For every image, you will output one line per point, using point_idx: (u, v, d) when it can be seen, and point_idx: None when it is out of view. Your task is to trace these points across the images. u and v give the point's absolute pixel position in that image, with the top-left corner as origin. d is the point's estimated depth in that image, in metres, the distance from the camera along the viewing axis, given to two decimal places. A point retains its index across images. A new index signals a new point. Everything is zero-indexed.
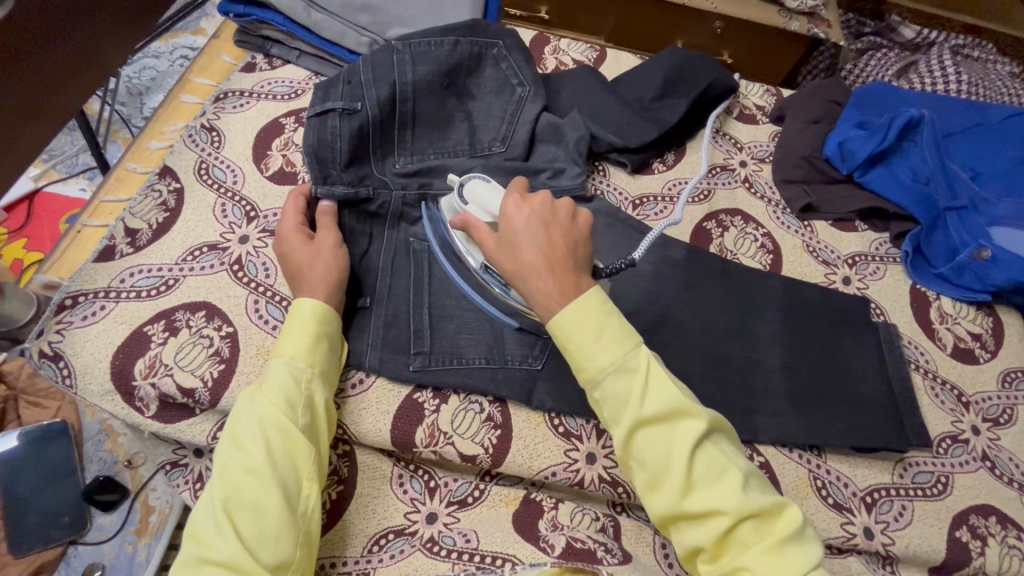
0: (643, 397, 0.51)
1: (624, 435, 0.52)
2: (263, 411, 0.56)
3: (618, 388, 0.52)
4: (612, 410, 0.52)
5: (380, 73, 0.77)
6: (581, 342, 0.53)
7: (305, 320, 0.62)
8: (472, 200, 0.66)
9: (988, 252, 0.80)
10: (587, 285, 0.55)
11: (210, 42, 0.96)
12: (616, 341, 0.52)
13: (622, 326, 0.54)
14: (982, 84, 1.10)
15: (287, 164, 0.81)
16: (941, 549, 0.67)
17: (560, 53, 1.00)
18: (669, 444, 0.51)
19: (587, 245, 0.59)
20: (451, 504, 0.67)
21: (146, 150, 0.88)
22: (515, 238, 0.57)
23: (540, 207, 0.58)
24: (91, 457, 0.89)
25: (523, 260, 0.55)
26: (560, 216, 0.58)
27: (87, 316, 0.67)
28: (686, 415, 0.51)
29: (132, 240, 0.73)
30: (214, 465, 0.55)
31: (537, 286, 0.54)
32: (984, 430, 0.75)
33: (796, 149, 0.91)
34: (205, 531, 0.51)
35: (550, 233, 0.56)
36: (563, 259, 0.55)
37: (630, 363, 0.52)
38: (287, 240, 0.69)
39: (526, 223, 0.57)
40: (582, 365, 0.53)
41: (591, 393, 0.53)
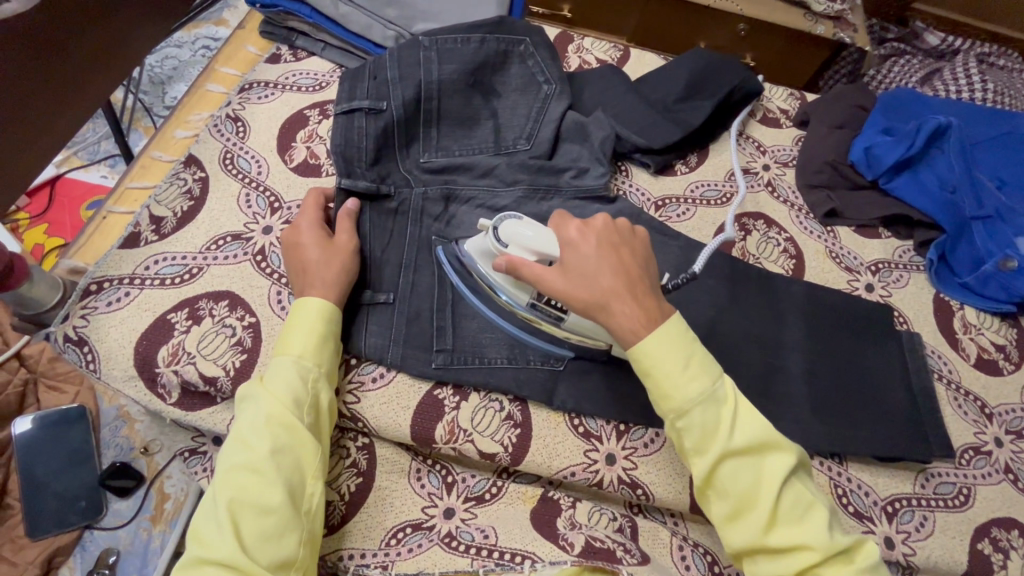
0: (732, 429, 0.52)
1: (708, 465, 0.52)
2: (268, 409, 0.56)
3: (706, 418, 0.52)
4: (696, 440, 0.52)
5: (406, 71, 0.78)
6: (670, 372, 0.53)
7: (312, 319, 0.62)
8: (511, 242, 0.61)
9: (1014, 262, 0.79)
10: (665, 308, 0.56)
11: (236, 32, 0.96)
12: (703, 371, 0.53)
13: (705, 356, 0.54)
14: (1008, 92, 1.09)
15: (312, 156, 0.81)
16: (962, 561, 0.66)
17: (584, 51, 1.00)
18: (755, 476, 0.52)
19: (651, 265, 0.60)
20: (469, 499, 0.67)
21: (171, 139, 0.88)
22: (587, 266, 0.56)
23: (606, 231, 0.58)
24: (108, 443, 0.89)
25: (602, 287, 0.55)
26: (624, 234, 0.59)
27: (111, 302, 0.67)
28: (772, 448, 0.52)
29: (157, 227, 0.73)
30: (217, 463, 0.55)
31: (620, 312, 0.54)
32: (1007, 443, 0.74)
33: (821, 153, 0.90)
34: (208, 529, 0.51)
35: (621, 256, 0.57)
36: (639, 281, 0.56)
37: (716, 393, 0.53)
38: (300, 238, 0.69)
39: (597, 250, 0.57)
40: (667, 396, 0.53)
41: (673, 422, 0.53)
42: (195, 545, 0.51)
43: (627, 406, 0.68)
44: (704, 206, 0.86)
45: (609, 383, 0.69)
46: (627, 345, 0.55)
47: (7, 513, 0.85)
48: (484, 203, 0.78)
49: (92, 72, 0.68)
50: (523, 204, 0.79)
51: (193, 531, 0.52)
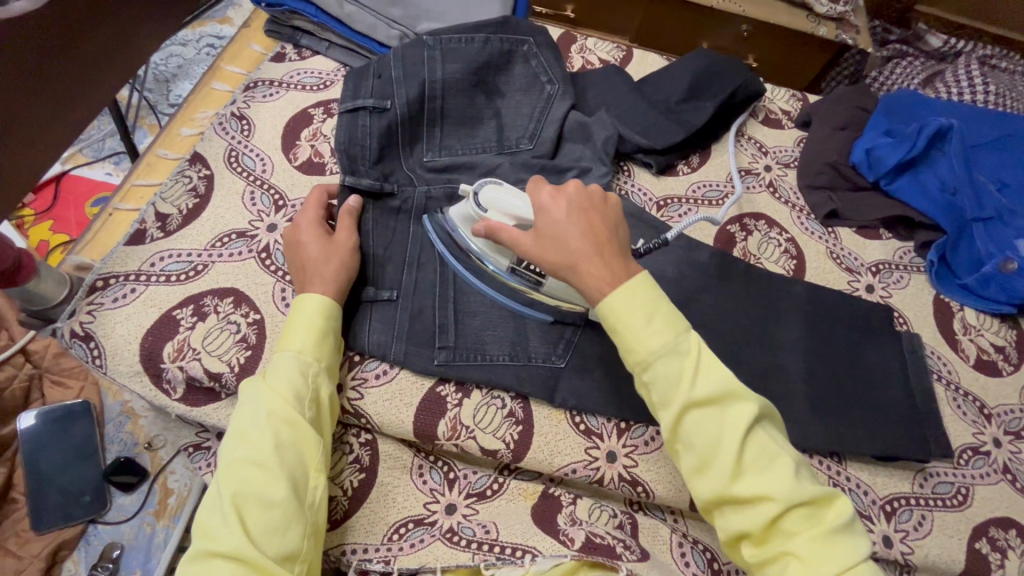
0: (695, 380, 0.52)
1: (673, 419, 0.52)
2: (269, 404, 0.57)
3: (670, 370, 0.52)
4: (662, 393, 0.53)
5: (411, 70, 0.79)
6: (633, 325, 0.53)
7: (312, 315, 0.63)
8: (490, 206, 0.64)
9: (1014, 265, 0.80)
10: (633, 268, 0.56)
11: (241, 31, 0.97)
12: (666, 324, 0.53)
13: (672, 310, 0.54)
14: (1010, 94, 1.09)
15: (316, 154, 0.81)
16: (960, 560, 0.67)
17: (587, 52, 1.00)
18: (719, 427, 0.51)
19: (624, 228, 0.60)
20: (470, 496, 0.67)
21: (177, 137, 0.88)
22: (557, 231, 0.57)
23: (578, 196, 0.59)
24: (112, 438, 0.90)
25: (568, 247, 0.56)
26: (596, 200, 0.59)
27: (118, 298, 0.68)
28: (736, 399, 0.52)
29: (163, 224, 0.73)
30: (220, 457, 0.55)
31: (587, 271, 0.55)
32: (1006, 443, 0.75)
33: (823, 154, 0.91)
34: (213, 523, 0.52)
35: (591, 220, 0.58)
36: (608, 243, 0.56)
37: (680, 346, 0.53)
38: (300, 235, 0.69)
39: (566, 215, 0.57)
40: (633, 350, 0.53)
41: (641, 376, 0.54)
42: (201, 538, 0.52)
43: (628, 405, 0.69)
44: (706, 207, 0.87)
45: (610, 381, 0.70)
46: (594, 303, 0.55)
47: (12, 508, 0.85)
48: None
49: (99, 69, 0.69)
50: None
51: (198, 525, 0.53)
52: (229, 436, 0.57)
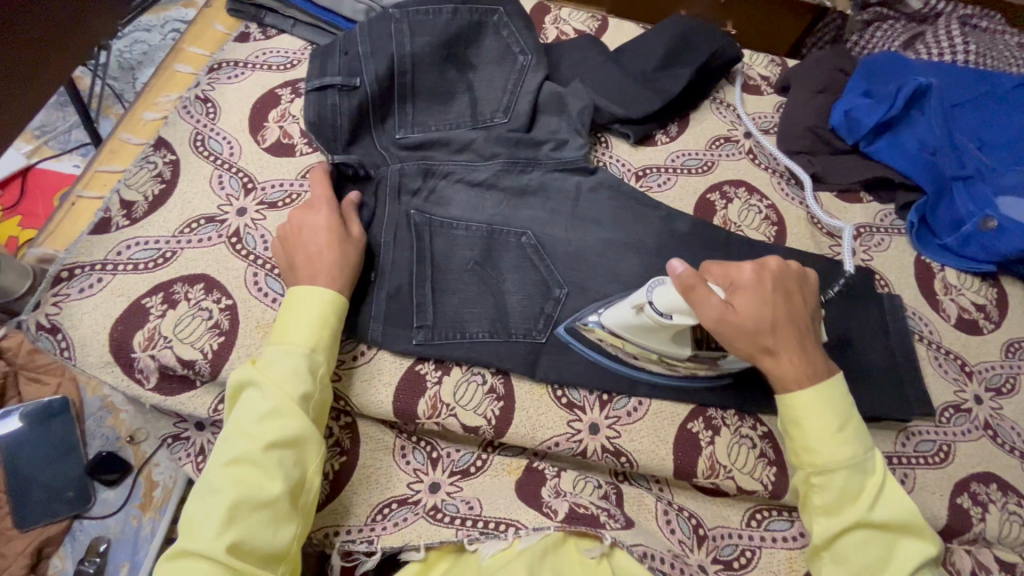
0: (874, 501, 0.54)
1: (839, 527, 0.55)
2: (275, 402, 0.55)
3: (847, 482, 0.55)
4: (830, 500, 0.55)
5: (378, 44, 0.77)
6: (819, 433, 0.56)
7: (317, 310, 0.61)
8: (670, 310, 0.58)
9: (994, 223, 0.80)
10: (828, 361, 0.59)
11: (203, 12, 0.93)
12: (855, 438, 0.56)
13: (860, 424, 0.57)
14: (990, 54, 1.04)
15: (284, 135, 0.79)
16: (942, 515, 0.67)
17: (561, 23, 0.98)
18: (886, 553, 0.54)
19: (813, 311, 0.62)
20: (454, 474, 0.67)
21: (140, 121, 0.85)
22: (771, 317, 0.57)
23: (779, 274, 0.60)
24: (93, 433, 0.89)
25: (777, 334, 0.57)
26: (795, 282, 0.60)
27: (84, 289, 0.66)
28: (911, 533, 0.54)
29: (128, 212, 0.72)
30: (219, 452, 0.54)
31: (790, 363, 0.58)
32: (986, 400, 0.75)
33: (802, 119, 0.89)
34: (200, 519, 0.51)
35: (791, 304, 0.59)
36: (807, 332, 0.59)
37: (864, 463, 0.55)
38: (306, 220, 0.66)
39: (774, 299, 0.58)
40: (813, 449, 0.56)
41: (808, 477, 0.57)
42: (188, 531, 0.51)
43: (609, 375, 0.68)
44: (685, 175, 0.86)
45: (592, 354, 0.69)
46: (784, 390, 0.58)
47: None
48: (463, 177, 0.77)
49: (50, 55, 0.67)
50: (502, 177, 0.77)
51: (187, 515, 0.52)
52: (228, 430, 0.55)
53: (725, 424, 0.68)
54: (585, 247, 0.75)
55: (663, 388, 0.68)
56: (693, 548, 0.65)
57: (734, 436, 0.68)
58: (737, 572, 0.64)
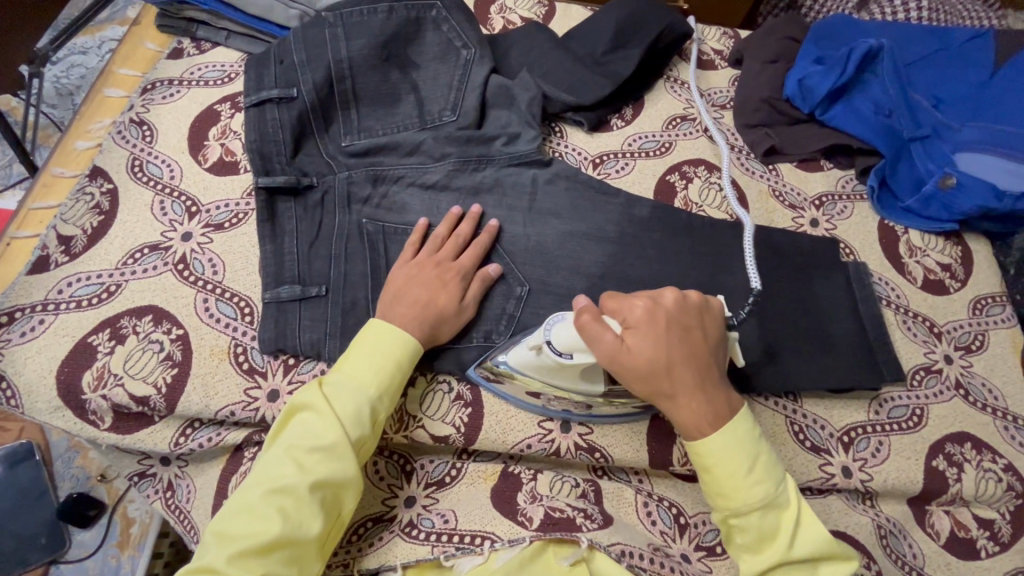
0: (793, 536, 0.53)
1: (761, 567, 0.53)
2: (332, 440, 0.55)
3: (764, 522, 0.54)
4: (750, 541, 0.54)
5: (313, 52, 0.75)
6: (731, 476, 0.54)
7: (392, 356, 0.60)
8: (572, 350, 0.57)
9: (953, 180, 0.79)
10: (730, 397, 0.57)
11: (131, 29, 0.89)
12: (767, 475, 0.54)
13: (770, 457, 0.55)
14: (943, 8, 1.02)
15: (226, 153, 0.76)
16: (919, 479, 0.68)
17: (507, 11, 0.95)
18: None
19: (721, 345, 0.59)
20: (429, 486, 0.65)
21: (71, 151, 0.81)
22: (664, 358, 0.55)
23: (676, 310, 0.56)
24: (63, 476, 0.94)
25: (672, 376, 0.55)
26: (695, 314, 0.57)
27: (26, 332, 0.64)
28: (831, 559, 0.54)
29: (67, 247, 0.69)
30: (268, 472, 0.54)
31: (688, 407, 0.55)
32: (956, 359, 0.75)
33: (756, 91, 0.88)
34: (233, 537, 0.51)
35: (691, 340, 0.56)
36: (708, 368, 0.56)
37: (779, 499, 0.54)
38: (446, 262, 0.67)
39: (667, 337, 0.55)
40: (727, 494, 0.54)
41: (727, 518, 0.55)
42: (220, 544, 0.51)
43: None
44: (643, 159, 0.84)
45: None
46: (688, 435, 0.56)
47: None
48: (415, 180, 0.75)
49: None
50: (454, 177, 0.75)
51: (220, 524, 0.52)
52: (281, 451, 0.56)
53: None
54: (545, 241, 0.73)
55: None
56: (675, 539, 0.64)
57: None
58: (719, 558, 0.63)
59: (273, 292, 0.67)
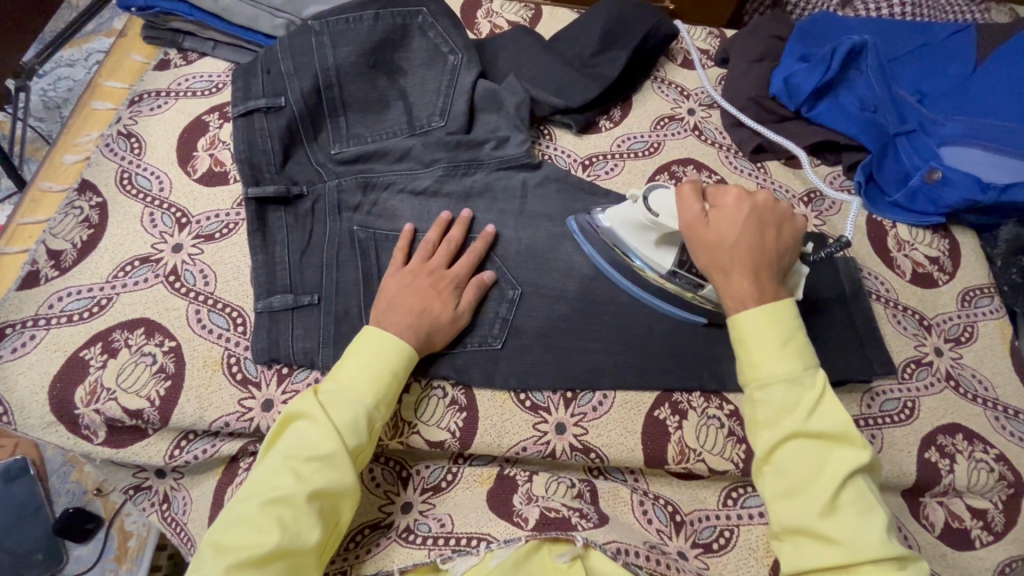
0: (811, 412, 0.52)
1: (775, 439, 0.52)
2: (329, 449, 0.55)
3: (784, 396, 0.53)
4: (769, 414, 0.53)
5: (300, 60, 0.75)
6: (757, 348, 0.55)
7: (387, 366, 0.60)
8: (663, 211, 0.62)
9: (938, 174, 0.79)
10: (782, 296, 0.57)
11: (118, 41, 0.89)
12: (795, 355, 0.54)
13: (803, 343, 0.55)
14: (926, 3, 1.03)
15: (216, 163, 0.76)
16: (912, 471, 0.68)
17: (494, 16, 0.96)
18: (820, 462, 0.51)
19: (792, 258, 0.60)
20: (426, 491, 0.66)
21: (60, 165, 0.81)
22: (733, 236, 0.57)
23: (765, 208, 0.59)
24: (58, 490, 0.94)
25: (735, 255, 0.57)
26: (777, 216, 0.59)
27: (16, 349, 0.64)
28: (848, 443, 0.51)
29: (56, 262, 0.69)
30: (264, 484, 0.54)
31: (738, 282, 0.57)
32: (946, 351, 0.76)
33: (743, 90, 0.89)
34: (230, 545, 0.51)
35: (765, 233, 0.58)
36: (772, 262, 0.57)
37: (803, 379, 0.53)
38: (438, 270, 0.67)
39: (742, 221, 0.58)
40: (753, 364, 0.55)
41: (752, 393, 0.55)
42: (217, 555, 0.50)
43: (572, 373, 0.68)
44: (632, 159, 0.85)
45: (553, 352, 0.69)
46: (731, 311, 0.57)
47: None
48: (405, 186, 0.75)
49: None
50: (444, 182, 0.76)
51: (216, 537, 0.51)
52: (276, 462, 0.55)
53: (692, 407, 0.68)
54: (536, 244, 0.73)
55: (626, 378, 0.68)
56: (672, 536, 0.64)
57: (702, 418, 0.68)
58: (716, 555, 0.64)
59: (265, 301, 0.67)
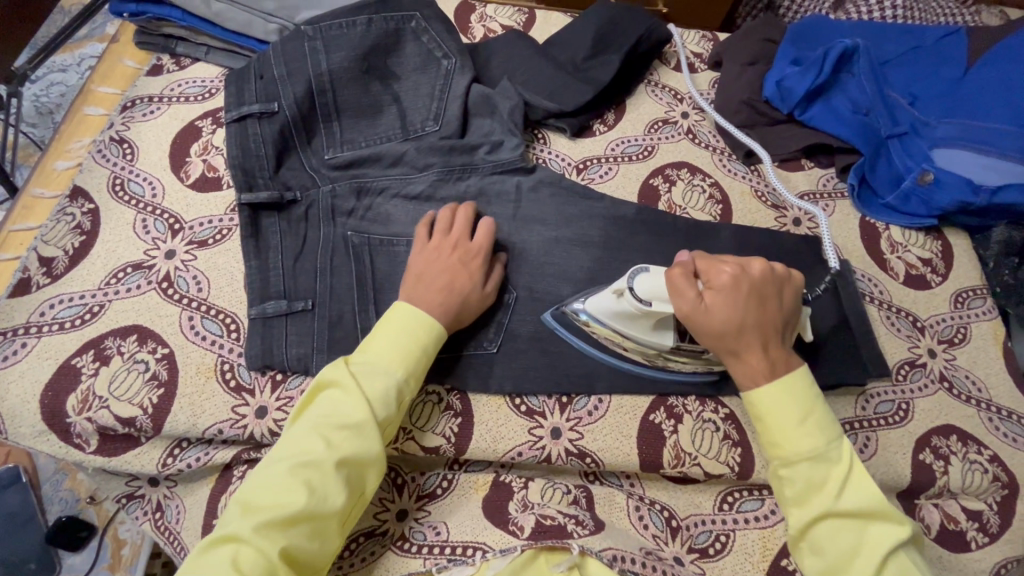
0: (840, 489, 0.53)
1: (806, 517, 0.53)
2: (359, 418, 0.55)
3: (812, 474, 0.54)
4: (797, 493, 0.54)
5: (294, 65, 0.75)
6: (781, 424, 0.56)
7: (416, 339, 0.60)
8: (653, 298, 0.59)
9: (930, 176, 0.80)
10: (793, 363, 0.59)
11: (110, 46, 0.89)
12: (819, 429, 0.55)
13: (825, 416, 0.56)
14: (917, 5, 1.03)
15: (209, 169, 0.76)
16: (907, 473, 0.68)
17: (487, 20, 0.96)
18: (857, 539, 0.51)
19: (791, 318, 0.62)
20: (421, 498, 0.65)
21: (52, 171, 0.81)
22: (738, 319, 0.57)
23: (760, 279, 0.60)
24: (51, 499, 0.93)
25: (743, 337, 0.58)
26: (772, 287, 0.60)
27: (7, 357, 0.64)
28: (883, 518, 0.51)
29: (48, 269, 0.69)
30: (293, 446, 0.54)
31: (752, 361, 0.57)
32: (940, 353, 0.76)
33: (736, 94, 0.89)
34: (258, 505, 0.51)
35: (767, 306, 0.59)
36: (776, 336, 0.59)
37: (829, 453, 0.54)
38: (462, 243, 0.67)
39: (743, 300, 0.58)
40: (777, 443, 0.56)
41: (777, 470, 0.56)
42: (245, 513, 0.51)
43: (567, 377, 0.68)
44: (626, 163, 0.85)
45: (547, 357, 0.69)
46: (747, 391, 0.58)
47: None
48: (399, 191, 0.75)
49: None
50: (439, 187, 0.75)
51: (245, 494, 0.52)
52: (306, 427, 0.55)
53: (687, 410, 0.68)
54: (531, 248, 0.73)
55: (621, 382, 0.68)
56: (668, 541, 0.64)
57: (698, 422, 0.68)
58: (712, 559, 0.64)
59: (258, 307, 0.67)
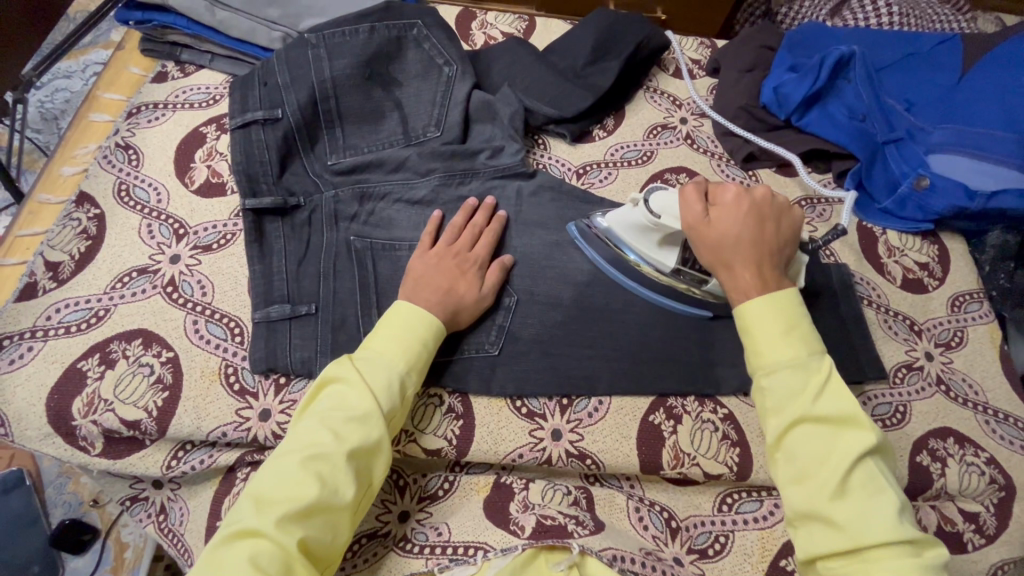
0: (817, 395, 0.51)
1: (783, 425, 0.52)
2: (366, 409, 0.56)
3: (791, 382, 0.52)
4: (777, 401, 0.53)
5: (297, 72, 0.76)
6: (763, 334, 0.55)
7: (417, 336, 0.61)
8: (664, 212, 0.63)
9: (927, 181, 0.81)
10: (784, 285, 0.58)
11: (116, 54, 0.90)
12: (801, 341, 0.54)
13: (808, 331, 0.55)
14: (914, 13, 1.04)
15: (213, 174, 0.77)
16: (905, 475, 0.69)
17: (488, 27, 0.97)
18: (830, 445, 0.50)
19: (791, 246, 0.62)
20: (423, 500, 0.66)
21: (58, 177, 0.82)
22: (734, 235, 0.59)
23: (763, 202, 0.61)
24: (55, 502, 0.94)
25: (738, 250, 0.58)
26: (775, 212, 0.61)
27: (13, 361, 0.64)
28: (856, 425, 0.50)
29: (54, 274, 0.69)
30: (301, 438, 0.54)
31: (743, 275, 0.58)
32: (937, 356, 0.77)
33: (733, 100, 0.90)
34: (269, 499, 0.50)
35: (766, 228, 0.59)
36: (772, 256, 0.58)
37: (809, 363, 0.53)
38: (463, 251, 0.69)
39: (742, 218, 0.59)
40: (759, 352, 0.54)
41: (758, 380, 0.54)
42: (258, 508, 0.50)
43: (568, 380, 0.69)
44: (626, 168, 0.86)
45: (548, 360, 0.69)
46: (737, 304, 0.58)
47: None
48: (401, 196, 0.75)
49: None
50: (441, 192, 0.76)
51: (255, 487, 0.52)
52: (314, 420, 0.55)
53: (687, 412, 0.69)
54: (532, 252, 0.74)
55: (621, 384, 0.69)
56: (668, 542, 0.65)
57: (697, 423, 0.68)
58: (712, 560, 0.64)
59: (262, 311, 0.68)
